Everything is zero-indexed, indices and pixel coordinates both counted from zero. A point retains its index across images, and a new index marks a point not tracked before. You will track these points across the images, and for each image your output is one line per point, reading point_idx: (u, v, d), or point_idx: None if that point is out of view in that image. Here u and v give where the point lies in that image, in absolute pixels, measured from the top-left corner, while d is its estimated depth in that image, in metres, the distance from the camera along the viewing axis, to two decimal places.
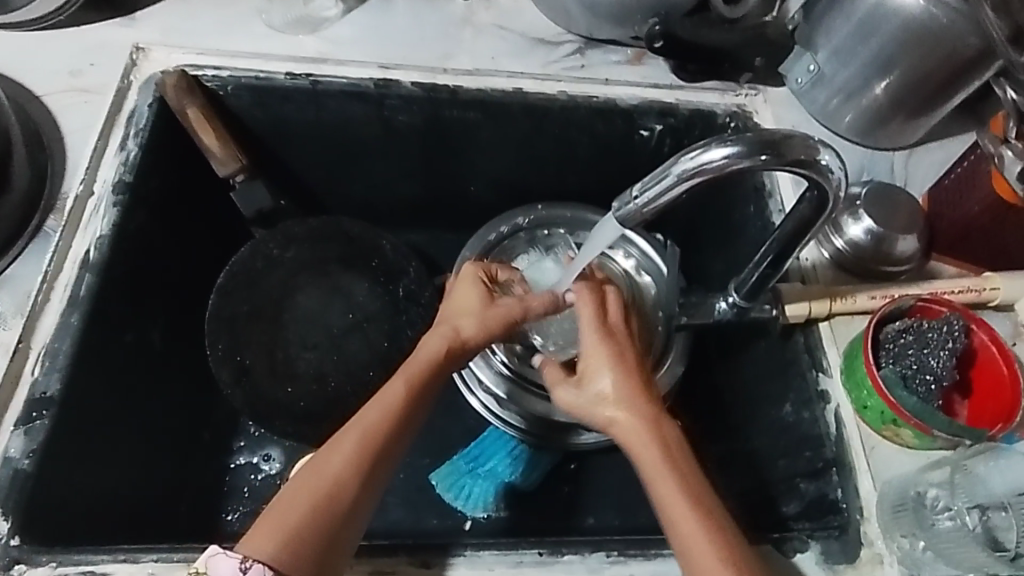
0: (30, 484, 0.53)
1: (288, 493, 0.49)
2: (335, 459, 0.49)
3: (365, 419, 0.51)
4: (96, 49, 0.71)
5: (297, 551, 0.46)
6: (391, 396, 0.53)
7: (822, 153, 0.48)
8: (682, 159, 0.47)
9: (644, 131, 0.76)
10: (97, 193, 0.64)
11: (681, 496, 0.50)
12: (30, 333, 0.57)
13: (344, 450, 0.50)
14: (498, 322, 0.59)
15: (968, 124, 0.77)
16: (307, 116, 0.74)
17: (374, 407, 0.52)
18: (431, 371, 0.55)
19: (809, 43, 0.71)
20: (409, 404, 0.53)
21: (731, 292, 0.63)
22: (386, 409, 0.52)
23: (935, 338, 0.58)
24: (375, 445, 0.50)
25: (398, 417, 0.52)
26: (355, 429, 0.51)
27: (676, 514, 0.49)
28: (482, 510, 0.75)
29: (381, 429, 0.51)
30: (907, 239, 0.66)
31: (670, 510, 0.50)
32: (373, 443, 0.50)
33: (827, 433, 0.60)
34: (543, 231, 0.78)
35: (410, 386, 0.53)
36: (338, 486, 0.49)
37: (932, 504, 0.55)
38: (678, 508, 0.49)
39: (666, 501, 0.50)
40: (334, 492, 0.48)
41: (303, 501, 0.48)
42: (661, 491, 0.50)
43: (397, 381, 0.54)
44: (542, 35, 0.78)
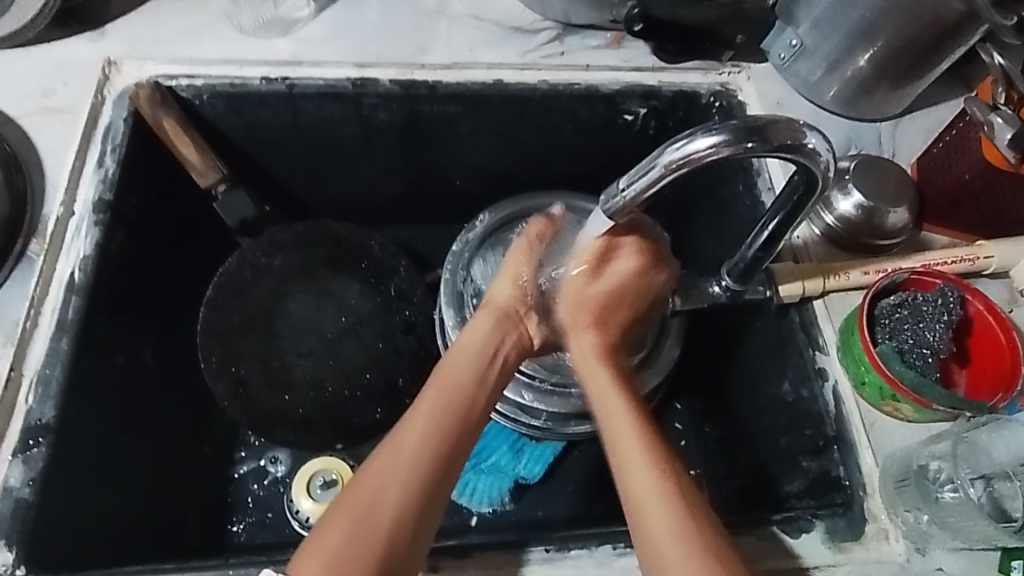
0: (32, 513, 0.52)
1: (331, 517, 0.47)
2: (378, 477, 0.48)
3: (403, 431, 0.50)
4: (65, 67, 0.69)
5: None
6: (428, 403, 0.51)
7: (809, 136, 0.47)
8: (667, 149, 0.46)
9: (628, 115, 0.75)
10: (77, 213, 0.63)
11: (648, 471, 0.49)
12: (20, 360, 0.56)
13: (385, 466, 0.48)
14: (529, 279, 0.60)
15: (955, 88, 0.76)
16: (284, 120, 0.73)
17: (413, 420, 0.51)
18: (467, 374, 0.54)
19: (790, 17, 0.71)
20: (450, 408, 0.52)
21: (724, 276, 0.63)
22: (425, 422, 0.50)
23: (930, 311, 0.57)
24: (416, 459, 0.49)
25: (440, 431, 0.50)
26: (394, 445, 0.49)
27: (641, 490, 0.48)
28: (488, 505, 0.75)
29: (423, 441, 0.49)
30: (898, 211, 0.65)
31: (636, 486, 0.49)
32: (414, 459, 0.49)
33: (826, 410, 0.60)
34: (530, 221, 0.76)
35: (447, 394, 0.52)
36: (380, 508, 0.47)
37: (935, 476, 0.55)
38: (647, 484, 0.48)
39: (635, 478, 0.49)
40: (379, 513, 0.47)
41: (347, 525, 0.46)
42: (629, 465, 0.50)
43: (433, 387, 0.53)
44: (519, 23, 0.76)
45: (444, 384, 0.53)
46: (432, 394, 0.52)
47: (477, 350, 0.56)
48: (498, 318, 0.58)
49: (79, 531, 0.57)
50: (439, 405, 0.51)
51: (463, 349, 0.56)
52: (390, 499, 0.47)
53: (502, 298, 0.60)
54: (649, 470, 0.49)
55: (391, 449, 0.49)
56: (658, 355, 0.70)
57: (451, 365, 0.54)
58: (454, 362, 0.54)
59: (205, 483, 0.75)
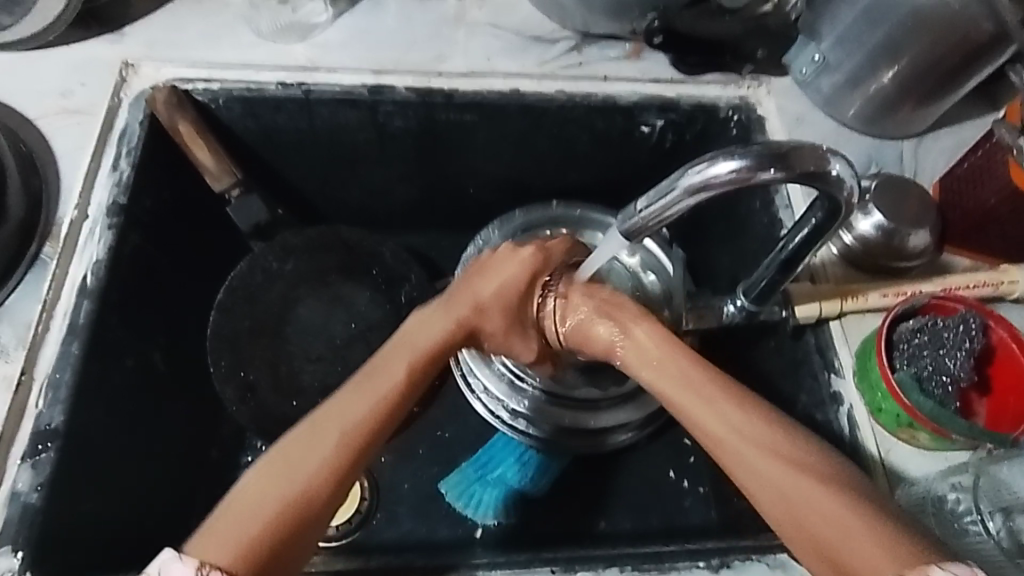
0: (37, 518, 0.52)
1: (249, 489, 0.45)
2: (304, 452, 0.46)
3: (349, 404, 0.49)
4: (83, 68, 0.69)
5: (258, 557, 0.42)
6: (386, 378, 0.51)
7: (832, 163, 0.46)
8: (689, 171, 0.45)
9: (645, 127, 0.74)
10: (91, 216, 0.63)
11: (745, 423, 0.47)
12: (32, 363, 0.57)
13: (321, 439, 0.47)
14: (518, 300, 0.59)
15: (981, 107, 0.74)
16: (300, 125, 0.73)
17: (349, 396, 0.50)
18: (428, 355, 0.54)
19: (813, 32, 0.69)
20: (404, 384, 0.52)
21: (738, 295, 0.62)
22: (358, 401, 0.49)
23: (951, 338, 0.56)
24: (351, 433, 0.48)
25: (378, 409, 0.50)
26: (336, 412, 0.49)
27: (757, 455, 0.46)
28: (493, 517, 0.74)
29: (365, 414, 0.49)
30: (919, 233, 0.64)
31: (735, 443, 0.47)
32: (345, 433, 0.48)
33: (840, 436, 0.60)
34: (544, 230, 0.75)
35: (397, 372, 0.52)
36: (306, 481, 0.45)
37: (953, 508, 0.53)
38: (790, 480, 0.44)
39: (732, 431, 0.47)
40: (301, 484, 0.45)
41: (272, 496, 0.44)
42: (721, 421, 0.48)
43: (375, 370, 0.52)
44: (538, 33, 0.76)
45: (409, 357, 0.53)
46: (381, 374, 0.51)
47: (434, 342, 0.55)
48: (455, 329, 0.56)
49: (84, 535, 0.57)
50: (397, 381, 0.51)
51: (413, 339, 0.55)
52: (314, 472, 0.46)
53: (472, 311, 0.57)
54: (748, 422, 0.47)
55: (318, 424, 0.48)
56: None
57: (421, 343, 0.54)
58: (417, 340, 0.55)
59: (211, 487, 0.74)
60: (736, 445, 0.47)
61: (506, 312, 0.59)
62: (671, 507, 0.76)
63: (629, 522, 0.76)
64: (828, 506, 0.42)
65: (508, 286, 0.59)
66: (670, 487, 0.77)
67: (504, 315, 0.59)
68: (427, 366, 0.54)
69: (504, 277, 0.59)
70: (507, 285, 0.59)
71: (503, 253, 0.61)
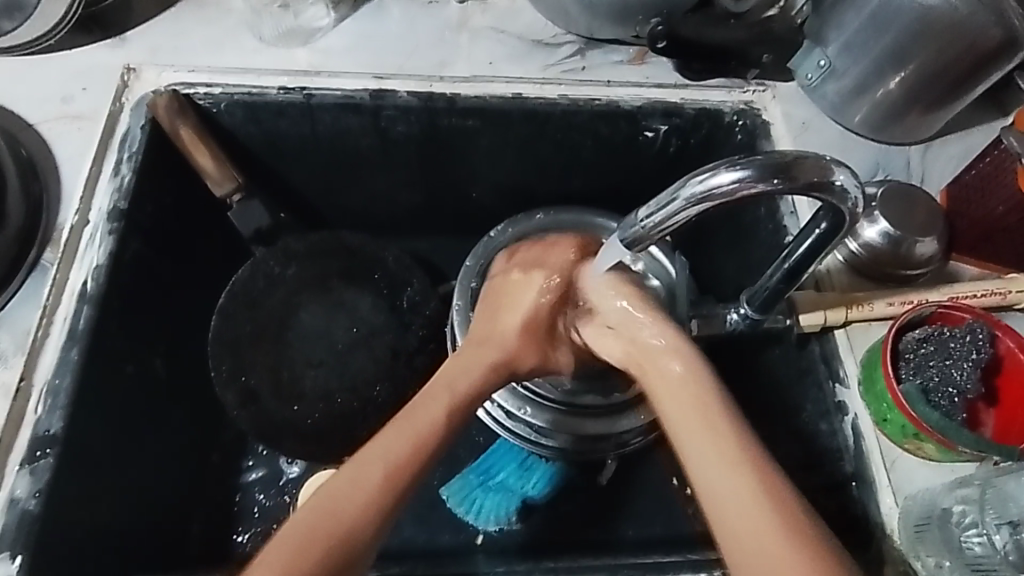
0: (36, 526, 0.52)
1: (297, 526, 0.44)
2: (354, 490, 0.46)
3: (392, 439, 0.49)
4: (86, 73, 0.69)
5: None
6: (429, 414, 0.51)
7: (837, 174, 0.45)
8: (690, 182, 0.45)
9: (649, 132, 0.74)
10: (92, 221, 0.63)
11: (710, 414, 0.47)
12: (31, 370, 0.57)
13: (367, 471, 0.47)
14: (541, 322, 0.61)
15: (989, 113, 0.74)
16: (301, 130, 0.72)
17: (395, 434, 0.49)
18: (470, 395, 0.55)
19: (819, 38, 0.68)
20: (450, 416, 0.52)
21: (742, 304, 0.61)
22: (405, 438, 0.49)
23: (957, 349, 0.55)
24: (399, 464, 0.47)
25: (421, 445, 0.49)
26: (378, 445, 0.48)
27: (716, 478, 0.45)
28: (495, 524, 0.73)
29: (410, 446, 0.49)
30: (927, 241, 0.63)
31: (685, 422, 0.48)
32: (392, 467, 0.47)
33: (846, 446, 0.59)
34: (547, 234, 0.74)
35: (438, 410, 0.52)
36: (352, 521, 0.45)
37: (959, 520, 0.51)
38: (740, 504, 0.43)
39: (690, 415, 0.48)
40: (351, 522, 0.44)
41: (322, 529, 0.44)
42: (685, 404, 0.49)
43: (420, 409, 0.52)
44: (541, 37, 0.76)
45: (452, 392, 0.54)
46: (421, 415, 0.51)
47: (472, 374, 0.57)
48: (494, 359, 0.58)
49: (84, 541, 0.57)
50: (438, 418, 0.52)
51: (450, 373, 0.56)
52: (366, 502, 0.45)
53: (504, 341, 0.60)
54: (715, 446, 0.46)
55: (364, 459, 0.47)
56: None
57: (461, 377, 0.56)
58: (457, 378, 0.56)
59: (211, 491, 0.74)
60: (690, 453, 0.46)
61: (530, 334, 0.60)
62: (673, 515, 0.76)
63: (630, 529, 0.75)
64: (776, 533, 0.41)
65: (528, 308, 0.61)
66: (673, 494, 0.77)
67: (529, 337, 0.60)
68: (463, 407, 0.54)
69: (517, 301, 0.62)
70: (522, 308, 0.61)
71: (517, 279, 0.64)
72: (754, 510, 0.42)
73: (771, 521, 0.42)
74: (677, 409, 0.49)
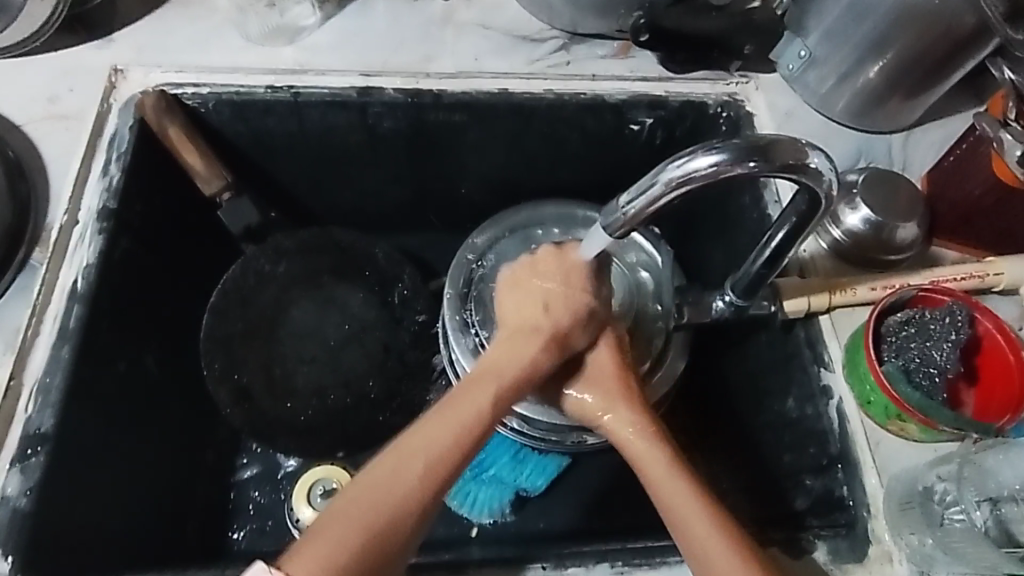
0: (28, 523, 0.53)
1: (348, 515, 0.45)
2: (403, 480, 0.47)
3: (433, 441, 0.49)
4: (72, 73, 0.70)
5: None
6: (469, 411, 0.51)
7: (811, 156, 0.47)
8: (669, 166, 0.46)
9: (634, 125, 0.74)
10: (81, 220, 0.63)
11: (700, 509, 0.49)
12: (21, 369, 0.57)
13: (404, 473, 0.47)
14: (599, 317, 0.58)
15: (968, 100, 0.75)
16: (289, 128, 0.73)
17: (445, 426, 0.49)
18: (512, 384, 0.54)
19: (800, 28, 0.69)
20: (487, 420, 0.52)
21: (727, 291, 0.63)
22: (454, 431, 0.49)
23: (938, 331, 0.56)
24: (437, 468, 0.48)
25: (468, 434, 0.50)
26: (418, 447, 0.48)
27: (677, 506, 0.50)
28: (488, 516, 0.74)
29: (449, 448, 0.49)
30: (907, 226, 0.64)
31: (678, 516, 0.50)
32: (440, 462, 0.48)
33: (830, 429, 0.60)
34: (536, 231, 0.75)
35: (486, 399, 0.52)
36: (401, 505, 0.46)
37: (940, 498, 0.53)
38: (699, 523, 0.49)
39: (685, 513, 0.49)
40: (400, 514, 0.46)
41: (361, 526, 0.45)
42: (674, 499, 0.50)
43: (463, 398, 0.51)
44: (525, 32, 0.76)
45: (485, 389, 0.53)
46: (473, 411, 0.51)
47: (512, 369, 0.54)
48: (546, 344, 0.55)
49: (78, 538, 0.57)
50: (476, 416, 0.51)
51: (493, 367, 0.54)
52: (404, 503, 0.46)
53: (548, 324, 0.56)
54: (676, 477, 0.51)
55: (402, 459, 0.48)
56: (659, 370, 0.68)
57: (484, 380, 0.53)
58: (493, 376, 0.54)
59: (205, 489, 0.75)
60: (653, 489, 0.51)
61: (586, 314, 0.56)
62: None
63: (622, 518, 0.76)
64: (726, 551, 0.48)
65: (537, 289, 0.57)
66: None
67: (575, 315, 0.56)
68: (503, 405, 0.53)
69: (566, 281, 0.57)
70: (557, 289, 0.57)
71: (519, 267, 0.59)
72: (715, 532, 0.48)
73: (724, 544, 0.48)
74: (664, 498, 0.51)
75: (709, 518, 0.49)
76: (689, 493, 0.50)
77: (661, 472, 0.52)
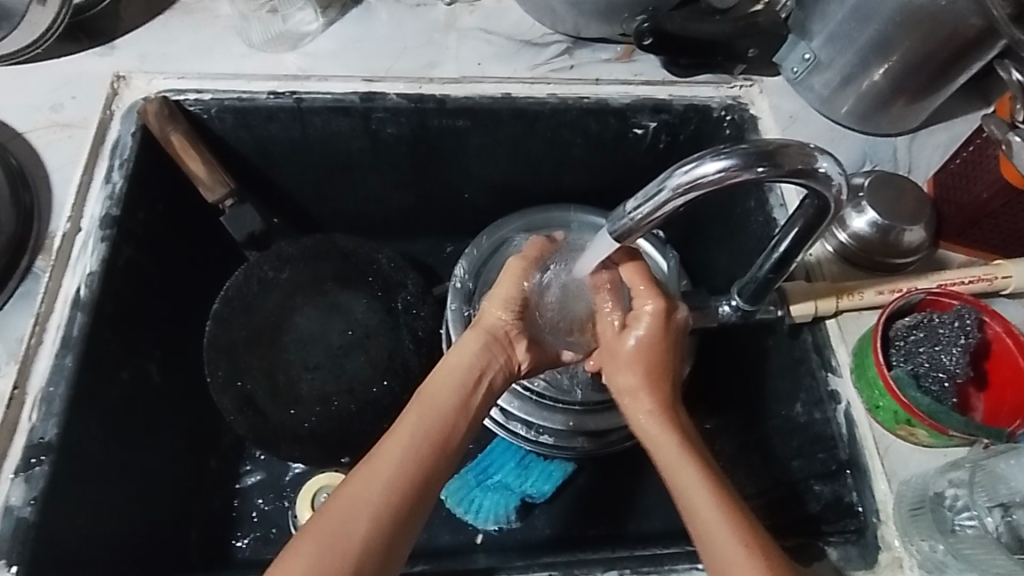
0: (32, 534, 0.52)
1: (301, 543, 0.47)
2: (356, 502, 0.48)
3: (380, 463, 0.50)
4: (75, 81, 0.70)
5: None
6: (411, 427, 0.52)
7: (821, 161, 0.46)
8: (676, 172, 0.46)
9: (638, 129, 0.74)
10: (84, 228, 0.63)
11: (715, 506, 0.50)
12: (26, 378, 0.57)
13: (356, 494, 0.49)
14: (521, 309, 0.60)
15: (974, 102, 0.75)
16: (292, 134, 0.73)
17: (392, 447, 0.51)
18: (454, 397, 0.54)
19: (804, 31, 0.69)
20: (431, 432, 0.52)
21: (733, 296, 0.62)
22: (404, 449, 0.51)
23: (947, 334, 0.56)
24: (390, 485, 0.49)
25: (415, 450, 0.51)
26: (365, 470, 0.50)
27: (699, 506, 0.50)
28: (494, 523, 0.73)
29: (399, 466, 0.50)
30: (915, 229, 0.64)
31: (697, 512, 0.50)
32: (392, 480, 0.49)
33: (839, 434, 0.59)
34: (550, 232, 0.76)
35: (426, 417, 0.53)
36: (346, 527, 0.47)
37: (951, 504, 0.52)
38: (716, 521, 0.49)
39: (700, 503, 0.50)
40: (351, 538, 0.47)
41: (317, 551, 0.46)
42: (690, 489, 0.51)
43: (413, 415, 0.53)
44: (528, 37, 0.76)
45: (427, 406, 0.53)
46: (412, 423, 0.52)
47: (454, 371, 0.56)
48: (487, 340, 0.58)
49: (81, 548, 0.57)
50: (420, 430, 0.52)
51: (439, 380, 0.55)
52: (357, 522, 0.47)
53: (491, 319, 0.59)
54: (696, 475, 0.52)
55: (351, 485, 0.49)
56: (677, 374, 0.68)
57: (436, 387, 0.55)
58: (434, 387, 0.55)
59: (209, 498, 0.74)
60: (674, 475, 0.53)
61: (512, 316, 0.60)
62: (673, 509, 0.76)
63: (631, 524, 0.75)
64: (738, 544, 0.48)
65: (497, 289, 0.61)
66: None
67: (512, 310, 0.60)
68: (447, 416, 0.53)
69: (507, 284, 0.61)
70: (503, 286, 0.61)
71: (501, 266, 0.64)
72: (733, 529, 0.49)
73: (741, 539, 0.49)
74: (683, 488, 0.52)
75: (726, 513, 0.50)
76: (710, 489, 0.51)
77: (676, 459, 0.53)
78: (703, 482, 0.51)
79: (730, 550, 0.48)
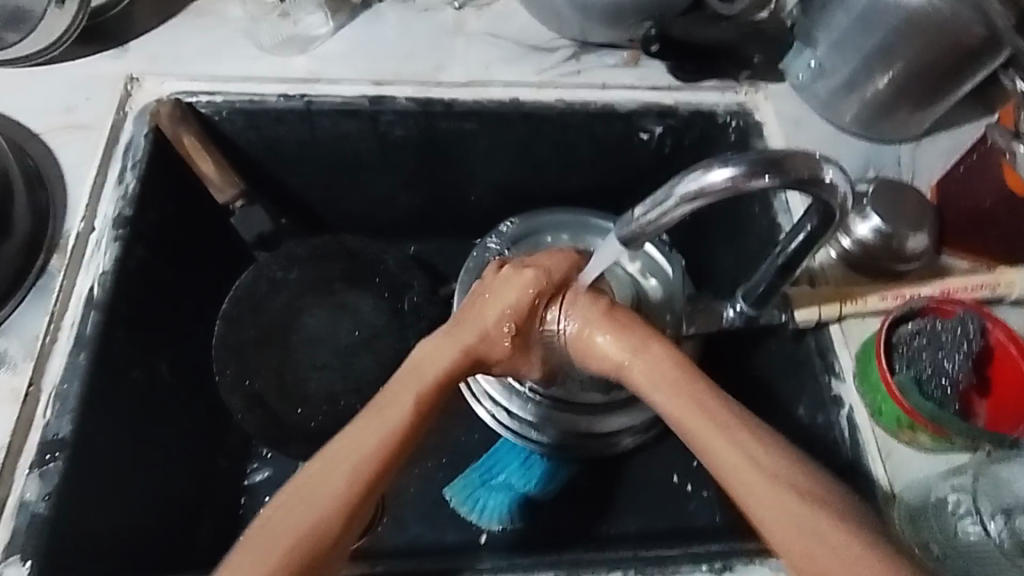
0: (47, 529, 0.53)
1: (272, 517, 0.45)
2: (333, 476, 0.46)
3: (361, 438, 0.48)
4: (89, 83, 0.71)
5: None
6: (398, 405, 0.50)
7: (826, 169, 0.47)
8: (682, 179, 0.46)
9: (644, 133, 0.75)
10: (98, 228, 0.64)
11: (766, 479, 0.43)
12: (41, 375, 0.58)
13: (334, 468, 0.46)
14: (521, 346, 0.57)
15: (977, 109, 0.75)
16: (301, 136, 0.73)
17: (374, 422, 0.49)
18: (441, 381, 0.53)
19: (810, 39, 0.70)
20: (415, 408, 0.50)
21: (738, 300, 0.63)
22: (386, 425, 0.49)
23: (948, 340, 0.56)
24: (368, 459, 0.47)
25: (399, 426, 0.49)
26: (345, 444, 0.48)
27: (755, 494, 0.43)
28: (498, 522, 0.73)
29: (380, 441, 0.48)
30: (918, 236, 0.65)
31: (761, 503, 0.43)
32: (372, 454, 0.47)
33: (841, 438, 0.60)
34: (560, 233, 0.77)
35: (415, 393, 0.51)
36: (324, 510, 0.45)
37: (954, 509, 0.54)
38: (780, 511, 0.42)
39: (754, 488, 0.43)
40: (326, 513, 0.45)
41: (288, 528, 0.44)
42: (746, 478, 0.44)
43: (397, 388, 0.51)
44: (535, 42, 0.77)
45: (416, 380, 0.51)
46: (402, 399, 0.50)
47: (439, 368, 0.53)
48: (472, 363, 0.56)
49: (94, 543, 0.58)
50: (406, 406, 0.50)
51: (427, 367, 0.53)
52: (331, 497, 0.45)
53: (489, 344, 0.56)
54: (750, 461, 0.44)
55: (330, 459, 0.47)
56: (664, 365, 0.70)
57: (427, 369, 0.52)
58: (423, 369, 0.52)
59: (218, 495, 0.75)
60: (722, 469, 0.45)
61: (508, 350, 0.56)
62: (676, 511, 0.76)
63: (634, 524, 0.76)
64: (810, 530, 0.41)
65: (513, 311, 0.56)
66: (677, 490, 0.77)
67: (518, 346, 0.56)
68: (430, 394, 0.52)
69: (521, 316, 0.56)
70: (522, 302, 0.56)
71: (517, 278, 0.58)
72: (804, 512, 0.42)
73: (812, 520, 0.42)
74: (734, 477, 0.44)
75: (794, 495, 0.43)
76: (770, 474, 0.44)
77: (719, 447, 0.46)
78: (760, 465, 0.44)
79: (793, 525, 0.42)
